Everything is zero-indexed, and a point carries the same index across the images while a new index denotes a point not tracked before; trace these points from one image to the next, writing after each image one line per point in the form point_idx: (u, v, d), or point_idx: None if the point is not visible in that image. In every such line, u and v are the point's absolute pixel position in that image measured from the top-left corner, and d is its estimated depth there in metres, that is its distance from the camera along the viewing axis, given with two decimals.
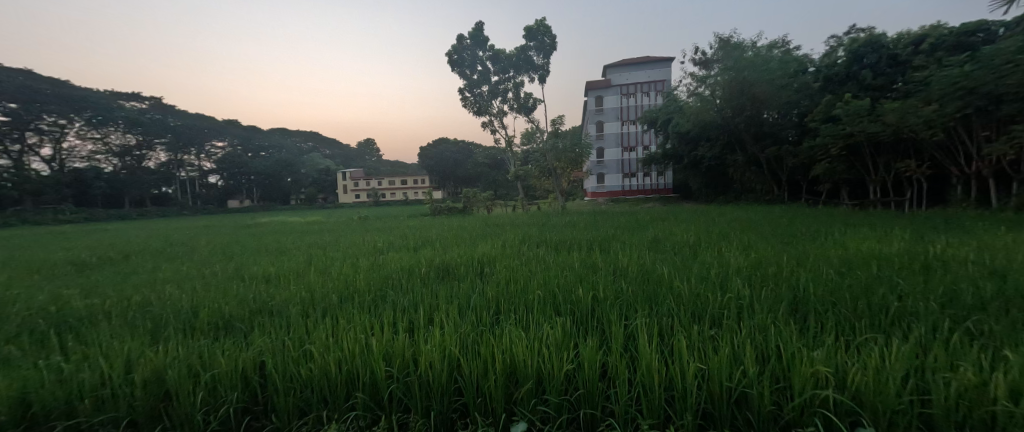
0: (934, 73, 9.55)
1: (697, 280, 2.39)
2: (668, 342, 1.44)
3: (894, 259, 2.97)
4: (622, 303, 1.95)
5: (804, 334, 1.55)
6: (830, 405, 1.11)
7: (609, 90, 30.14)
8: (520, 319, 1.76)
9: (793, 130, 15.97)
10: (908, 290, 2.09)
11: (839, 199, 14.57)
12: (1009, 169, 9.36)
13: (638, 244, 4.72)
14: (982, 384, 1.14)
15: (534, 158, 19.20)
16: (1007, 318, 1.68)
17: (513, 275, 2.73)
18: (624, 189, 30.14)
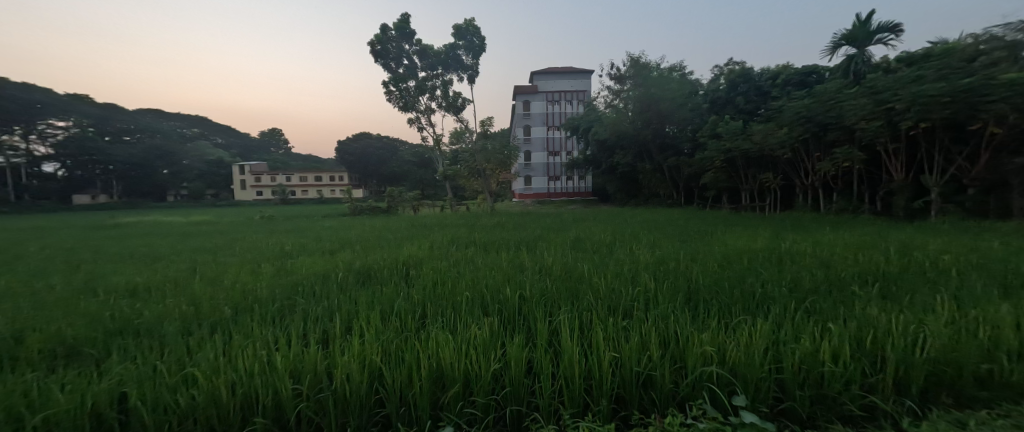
0: (786, 104, 11.90)
1: (613, 276, 2.61)
2: (585, 336, 1.55)
3: (759, 254, 3.61)
4: (546, 301, 2.04)
5: (696, 319, 1.81)
6: (713, 380, 1.31)
7: (536, 96, 31.38)
8: (447, 322, 1.73)
9: (688, 144, 18.17)
10: (770, 279, 2.56)
11: (720, 204, 17.22)
12: (832, 182, 12.03)
13: (562, 244, 4.98)
14: (816, 352, 1.46)
15: (462, 159, 19.07)
16: (833, 298, 2.17)
17: (441, 277, 2.66)
18: (549, 191, 31.86)
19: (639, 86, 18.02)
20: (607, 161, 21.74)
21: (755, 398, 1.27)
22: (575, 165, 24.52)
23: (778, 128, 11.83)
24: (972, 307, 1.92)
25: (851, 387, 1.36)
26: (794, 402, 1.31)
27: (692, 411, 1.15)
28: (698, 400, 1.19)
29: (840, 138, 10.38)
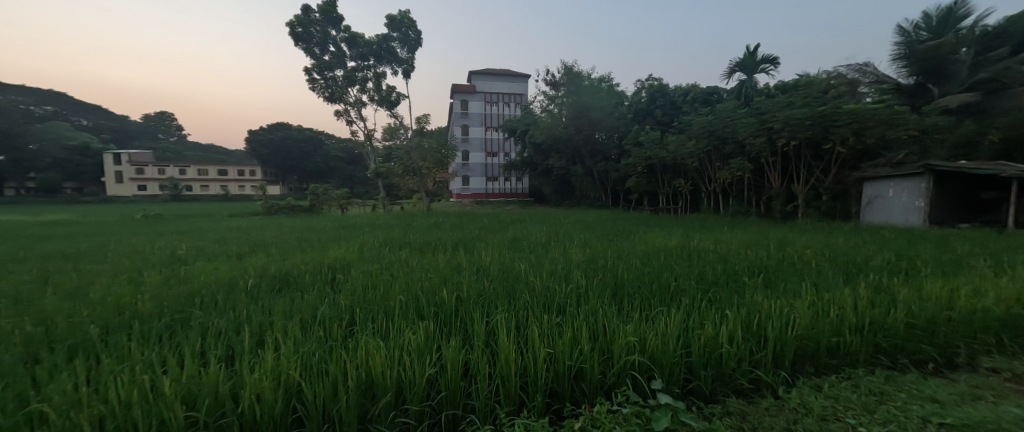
0: (696, 118, 13.52)
1: (548, 274, 2.71)
2: (520, 334, 1.59)
3: (673, 251, 4.05)
4: (483, 301, 2.04)
5: (621, 312, 1.96)
6: (635, 368, 1.44)
7: (474, 96, 31.27)
8: (379, 328, 1.64)
9: (615, 150, 19.51)
10: (682, 273, 2.88)
11: (642, 206, 18.85)
12: (729, 188, 13.92)
13: (499, 244, 5.02)
14: (716, 337, 1.68)
15: (396, 156, 18.19)
16: (730, 288, 2.52)
17: (372, 280, 2.51)
18: (487, 192, 31.82)
19: (572, 94, 19.39)
20: (543, 164, 22.39)
21: (668, 381, 1.44)
22: (512, 166, 24.94)
23: (688, 139, 13.40)
24: (828, 292, 2.38)
25: (741, 364, 1.60)
26: (699, 381, 1.51)
27: (618, 400, 1.25)
28: (623, 387, 1.31)
29: (736, 150, 12.11)
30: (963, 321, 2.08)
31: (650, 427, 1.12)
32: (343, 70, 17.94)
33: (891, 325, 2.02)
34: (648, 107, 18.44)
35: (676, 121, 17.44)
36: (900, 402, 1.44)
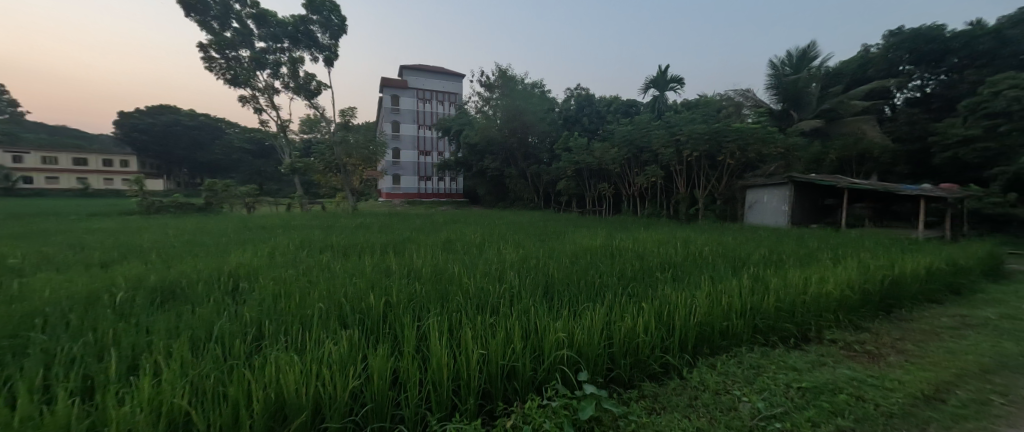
0: (619, 129, 14.76)
1: (482, 275, 2.69)
2: (454, 336, 1.56)
3: (597, 249, 4.34)
4: (415, 304, 1.96)
5: (551, 309, 2.04)
6: (565, 363, 1.53)
7: (406, 92, 30.02)
8: (296, 339, 1.48)
9: (547, 154, 20.31)
10: (606, 270, 3.10)
11: (570, 208, 19.78)
12: (645, 192, 15.46)
13: (431, 245, 4.84)
14: (635, 328, 1.85)
15: (316, 150, 16.59)
16: (646, 283, 2.79)
17: (286, 288, 2.23)
18: (419, 191, 30.63)
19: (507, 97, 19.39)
20: (478, 164, 22.35)
21: (592, 371, 1.57)
22: (446, 166, 24.46)
23: (612, 147, 14.68)
24: (722, 282, 2.77)
25: (654, 351, 1.85)
26: (619, 369, 1.68)
27: (548, 393, 1.33)
28: (552, 381, 1.38)
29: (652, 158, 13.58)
30: (812, 303, 2.65)
31: (577, 416, 1.22)
32: (250, 51, 15.97)
33: (764, 309, 2.45)
34: (575, 115, 20.08)
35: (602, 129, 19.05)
36: (772, 373, 1.88)
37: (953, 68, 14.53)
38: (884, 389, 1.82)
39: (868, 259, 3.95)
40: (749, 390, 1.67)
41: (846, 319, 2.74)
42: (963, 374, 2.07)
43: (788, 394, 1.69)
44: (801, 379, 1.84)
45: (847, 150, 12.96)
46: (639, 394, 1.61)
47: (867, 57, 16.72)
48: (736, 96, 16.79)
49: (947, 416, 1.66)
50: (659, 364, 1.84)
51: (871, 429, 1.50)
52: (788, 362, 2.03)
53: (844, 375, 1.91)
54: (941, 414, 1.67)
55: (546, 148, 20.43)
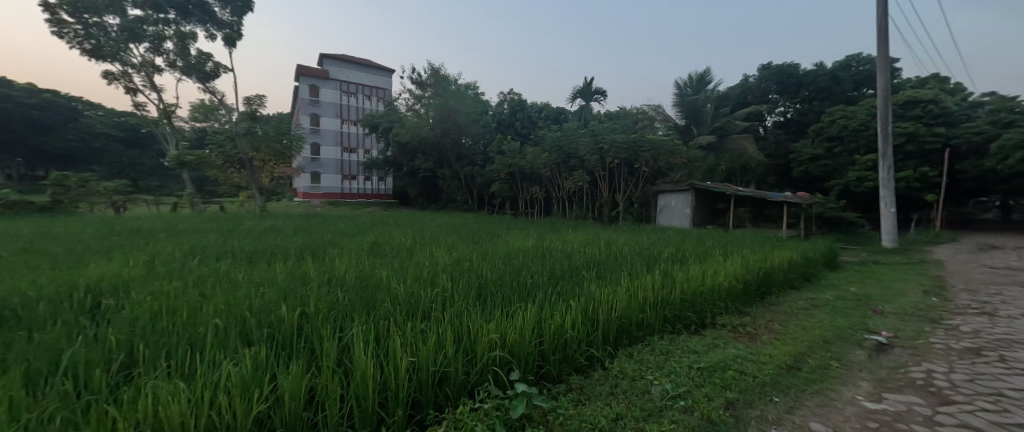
0: (552, 135, 15.40)
1: (412, 279, 2.58)
2: (382, 345, 1.47)
3: (529, 250, 4.46)
4: (336, 314, 1.80)
5: (484, 311, 2.05)
6: (497, 364, 1.56)
7: (327, 83, 27.52)
8: (185, 363, 1.26)
9: (481, 156, 20.25)
10: (536, 270, 3.20)
11: (504, 211, 19.90)
12: (572, 196, 16.38)
13: (357, 249, 4.50)
14: (563, 325, 1.96)
15: (211, 141, 14.20)
16: (573, 281, 2.96)
17: (170, 303, 1.88)
18: (343, 192, 28.24)
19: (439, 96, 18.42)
20: (409, 164, 21.42)
21: (523, 371, 1.62)
22: (372, 165, 22.98)
23: (543, 152, 15.74)
24: (638, 278, 3.06)
25: (579, 345, 1.98)
26: (548, 367, 1.77)
27: (480, 395, 1.34)
28: (486, 384, 1.40)
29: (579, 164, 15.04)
30: (708, 293, 3.07)
31: (510, 415, 1.26)
32: (120, 18, 13.27)
33: (671, 301, 2.77)
34: (509, 118, 20.46)
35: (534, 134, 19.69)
36: (678, 358, 2.14)
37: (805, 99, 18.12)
38: (760, 364, 2.19)
39: (749, 254, 4.73)
40: (660, 375, 1.89)
41: (732, 306, 3.23)
42: (812, 345, 2.60)
43: (689, 374, 1.94)
44: (698, 361, 2.12)
45: (732, 162, 16.65)
46: (565, 387, 1.71)
47: (747, 85, 20.54)
48: (649, 110, 19.00)
49: (800, 381, 2.07)
50: (583, 358, 1.97)
51: (748, 398, 1.80)
52: (688, 346, 2.33)
53: (730, 354, 2.26)
54: (796, 379, 2.08)
55: (480, 150, 20.29)
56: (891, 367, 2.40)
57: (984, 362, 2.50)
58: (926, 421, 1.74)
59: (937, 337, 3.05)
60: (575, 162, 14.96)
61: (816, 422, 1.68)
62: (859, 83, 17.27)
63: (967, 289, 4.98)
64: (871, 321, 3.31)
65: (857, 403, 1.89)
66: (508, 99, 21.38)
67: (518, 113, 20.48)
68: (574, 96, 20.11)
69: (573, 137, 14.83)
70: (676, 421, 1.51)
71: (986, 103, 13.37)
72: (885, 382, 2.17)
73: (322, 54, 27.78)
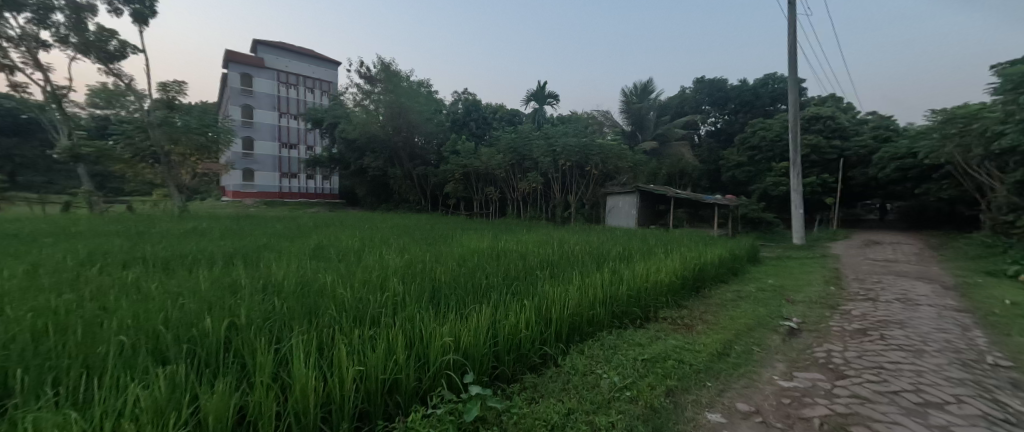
0: (508, 137, 15.50)
1: (360, 284, 2.44)
2: (324, 357, 1.37)
3: (483, 251, 4.44)
4: (272, 325, 1.64)
5: (437, 315, 2.00)
6: (450, 369, 1.54)
7: (262, 72, 25.14)
8: (74, 393, 1.06)
9: (435, 156, 19.75)
10: (492, 271, 3.19)
11: (458, 211, 19.62)
12: (526, 197, 16.53)
13: (298, 253, 4.15)
14: (517, 325, 1.98)
15: (116, 131, 12.26)
16: (526, 281, 3.00)
17: (58, 320, 1.59)
18: (281, 191, 26.02)
19: (389, 92, 17.53)
20: (357, 162, 20.26)
21: (476, 373, 1.63)
22: (316, 162, 21.43)
23: (497, 154, 15.62)
24: (589, 277, 3.18)
25: (533, 344, 2.01)
26: (502, 368, 1.78)
27: (433, 401, 1.32)
28: (439, 391, 1.38)
29: (534, 167, 15.21)
30: (650, 289, 3.28)
31: (463, 419, 1.25)
32: None
33: (619, 297, 2.92)
34: (464, 118, 20.30)
35: (489, 135, 19.69)
36: (624, 351, 2.26)
37: (732, 111, 20.41)
38: (694, 352, 2.39)
39: (686, 252, 5.14)
40: (608, 369, 1.98)
41: (672, 300, 3.49)
42: (738, 333, 2.89)
43: (635, 366, 2.06)
44: (641, 353, 2.26)
45: (672, 167, 17.59)
46: (520, 386, 1.74)
47: (684, 95, 21.87)
48: (598, 116, 19.94)
49: (728, 366, 2.30)
50: (538, 356, 2.01)
51: (686, 385, 1.97)
52: (633, 340, 2.48)
53: (670, 345, 2.44)
54: (725, 364, 2.31)
55: (434, 150, 19.78)
56: (800, 349, 2.76)
57: (869, 341, 2.97)
58: (828, 394, 2.02)
59: (835, 320, 3.56)
60: (530, 164, 15.15)
61: (742, 402, 1.87)
62: (775, 99, 19.98)
63: (857, 278, 5.90)
64: (784, 309, 3.77)
65: (774, 382, 2.15)
66: (462, 99, 21.17)
67: (473, 114, 20.38)
68: (528, 99, 20.38)
69: (529, 139, 15.07)
70: (623, 411, 1.60)
71: (868, 121, 15.86)
72: (795, 363, 2.48)
73: (255, 39, 25.23)
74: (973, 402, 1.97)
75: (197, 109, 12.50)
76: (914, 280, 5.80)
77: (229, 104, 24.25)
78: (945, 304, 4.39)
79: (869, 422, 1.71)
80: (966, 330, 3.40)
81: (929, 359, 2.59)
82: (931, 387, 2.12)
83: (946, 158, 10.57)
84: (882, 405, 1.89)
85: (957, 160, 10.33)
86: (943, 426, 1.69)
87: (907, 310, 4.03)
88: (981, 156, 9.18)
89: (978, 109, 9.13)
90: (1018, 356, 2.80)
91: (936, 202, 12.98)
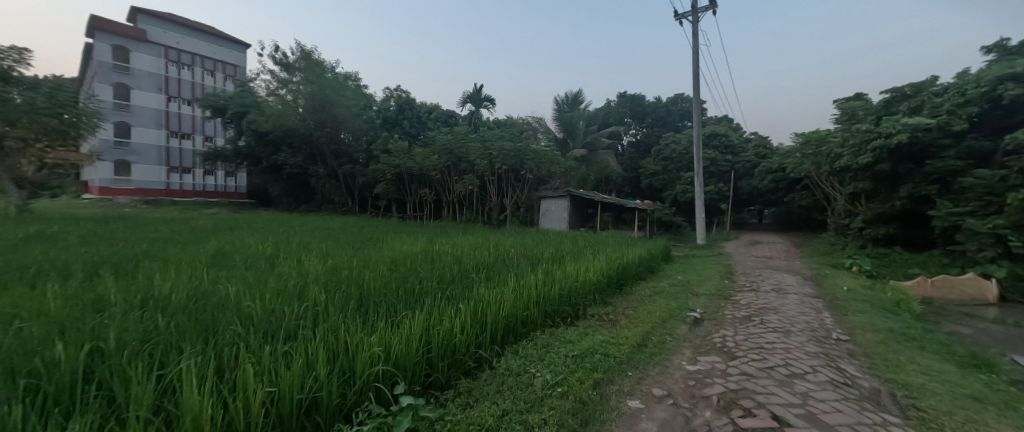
0: (445, 138, 15.14)
1: (271, 294, 2.17)
2: (224, 381, 1.19)
3: (416, 255, 4.26)
4: (153, 350, 1.37)
5: (365, 324, 1.87)
6: (379, 380, 1.47)
7: (143, 47, 21.11)
8: None
9: (363, 154, 18.48)
10: (425, 275, 3.07)
11: (389, 213, 18.66)
12: (462, 200, 16.27)
13: (190, 261, 3.54)
14: (452, 330, 1.95)
15: None
16: (461, 285, 2.95)
17: None
18: (167, 188, 22.13)
19: (311, 83, 15.99)
20: (270, 157, 18.12)
21: (408, 382, 1.58)
22: (216, 156, 18.64)
23: (432, 155, 15.20)
24: (524, 278, 3.24)
25: (468, 349, 2.00)
26: (436, 375, 1.75)
27: (361, 418, 1.24)
28: (365, 407, 1.30)
29: (471, 170, 15.06)
30: (579, 288, 3.47)
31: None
32: None
33: (551, 297, 3.04)
34: (396, 115, 19.23)
35: (422, 135, 19.00)
36: (555, 349, 2.35)
37: (649, 124, 22.78)
38: (617, 345, 2.59)
39: (611, 253, 5.53)
40: (541, 367, 2.05)
41: (599, 297, 3.74)
42: (654, 324, 3.20)
43: (565, 363, 2.15)
44: (571, 349, 2.37)
45: (599, 174, 18.86)
46: (454, 392, 1.72)
47: (609, 107, 23.81)
48: (532, 121, 20.52)
49: (646, 355, 2.53)
50: (472, 360, 2.00)
51: (611, 376, 2.12)
52: (564, 337, 2.60)
53: (597, 340, 2.60)
54: (643, 354, 2.54)
55: (362, 148, 18.48)
56: (702, 336, 3.16)
57: (753, 325, 3.52)
58: (723, 374, 2.33)
59: (728, 309, 4.15)
60: (467, 165, 14.90)
61: (656, 388, 2.08)
62: (682, 116, 22.79)
63: (745, 273, 6.95)
64: (691, 301, 4.30)
65: (682, 367, 2.42)
66: (394, 96, 20.17)
67: (406, 111, 19.35)
68: (464, 100, 20.14)
69: (465, 141, 14.88)
70: (554, 407, 1.66)
71: (752, 140, 18.80)
72: (698, 348, 2.84)
73: (134, 7, 21.15)
74: (824, 370, 2.44)
75: (46, 85, 9.99)
76: (787, 273, 7.03)
77: (97, 82, 19.99)
78: (806, 292, 5.40)
79: (754, 395, 2.02)
80: (819, 312, 4.21)
81: (795, 338, 3.15)
82: (796, 361, 2.58)
83: (805, 173, 12.99)
84: (762, 379, 2.24)
85: (812, 175, 12.76)
86: (803, 392, 2.07)
87: (780, 298, 4.87)
88: (827, 173, 11.48)
89: (826, 135, 11.38)
90: (853, 331, 3.56)
91: (798, 208, 15.87)
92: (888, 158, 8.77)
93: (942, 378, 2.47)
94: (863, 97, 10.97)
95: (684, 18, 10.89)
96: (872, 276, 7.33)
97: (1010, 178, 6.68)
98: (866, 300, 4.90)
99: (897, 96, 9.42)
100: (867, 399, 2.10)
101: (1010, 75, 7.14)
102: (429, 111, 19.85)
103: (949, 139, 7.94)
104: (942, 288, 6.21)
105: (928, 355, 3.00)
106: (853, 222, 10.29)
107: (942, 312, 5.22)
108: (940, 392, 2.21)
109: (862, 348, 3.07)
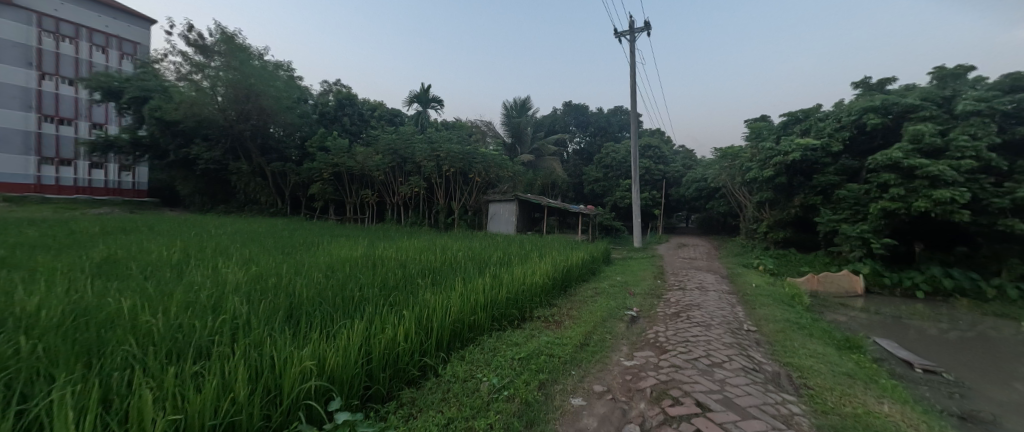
0: (389, 138, 14.46)
1: (179, 308, 1.90)
2: (112, 412, 1.02)
3: (356, 260, 4.00)
4: (9, 382, 1.12)
5: (297, 337, 1.71)
6: (311, 397, 1.37)
7: (4, 11, 17.35)
8: None
9: (296, 151, 17.07)
10: (365, 281, 2.90)
11: (326, 216, 17.34)
12: (406, 202, 15.57)
13: (70, 270, 2.95)
14: (394, 338, 1.87)
15: None
16: (405, 291, 2.83)
17: None
18: (38, 182, 18.40)
19: (233, 68, 13.98)
20: (178, 151, 15.88)
21: (345, 397, 1.48)
22: (108, 146, 15.89)
23: (374, 153, 14.53)
24: (471, 282, 3.20)
25: (411, 357, 1.94)
26: (376, 386, 1.66)
27: None
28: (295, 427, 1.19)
29: (418, 172, 14.54)
30: (524, 291, 3.52)
31: None
32: None
33: (499, 300, 3.07)
34: (334, 110, 17.93)
35: (362, 133, 17.94)
36: (503, 352, 2.37)
37: (591, 133, 23.99)
38: (562, 346, 2.66)
39: (556, 257, 5.71)
40: (489, 372, 2.04)
41: (544, 299, 3.83)
42: (595, 324, 3.36)
43: (512, 365, 2.17)
44: (517, 351, 2.39)
45: (544, 180, 19.31)
46: (396, 404, 1.64)
47: (556, 115, 24.70)
48: (481, 125, 20.52)
49: (588, 354, 2.65)
50: (415, 368, 1.94)
51: (555, 376, 2.18)
52: (511, 340, 2.61)
53: (543, 341, 2.66)
54: (585, 353, 2.65)
55: (296, 144, 17.01)
56: (638, 333, 3.40)
57: (680, 320, 3.86)
58: (655, 367, 2.52)
59: (659, 307, 4.50)
60: (411, 166, 14.34)
61: (597, 384, 2.18)
62: (621, 127, 24.33)
63: (673, 273, 7.62)
64: (627, 300, 4.60)
65: (620, 363, 2.57)
66: (332, 90, 18.86)
67: (344, 106, 18.07)
68: (410, 99, 19.42)
69: (411, 141, 14.30)
70: (500, 411, 1.67)
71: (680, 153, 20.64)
72: (634, 345, 3.04)
73: None
74: (737, 358, 2.75)
75: None
76: (708, 272, 7.86)
77: None
78: (725, 289, 6.06)
79: (681, 384, 2.20)
80: (733, 307, 4.76)
81: (715, 330, 3.51)
82: (716, 351, 2.86)
83: (721, 183, 14.56)
84: (688, 369, 2.46)
85: (728, 185, 14.39)
86: (721, 379, 2.31)
87: (703, 295, 5.40)
88: (740, 184, 13.01)
89: (739, 150, 12.92)
90: (759, 322, 4.07)
91: (718, 215, 17.69)
92: (785, 172, 10.14)
93: (824, 359, 2.93)
94: (768, 119, 12.64)
95: (622, 36, 11.69)
96: (774, 273, 8.47)
97: (872, 191, 8.14)
98: (770, 295, 5.63)
99: (791, 120, 11.01)
100: (771, 382, 2.40)
101: (872, 107, 8.69)
102: (371, 107, 18.82)
103: (829, 158, 9.45)
104: (825, 283, 7.32)
105: (816, 340, 3.53)
106: (760, 227, 11.74)
107: (826, 304, 6.19)
108: (824, 371, 2.62)
109: (767, 337, 3.51)
